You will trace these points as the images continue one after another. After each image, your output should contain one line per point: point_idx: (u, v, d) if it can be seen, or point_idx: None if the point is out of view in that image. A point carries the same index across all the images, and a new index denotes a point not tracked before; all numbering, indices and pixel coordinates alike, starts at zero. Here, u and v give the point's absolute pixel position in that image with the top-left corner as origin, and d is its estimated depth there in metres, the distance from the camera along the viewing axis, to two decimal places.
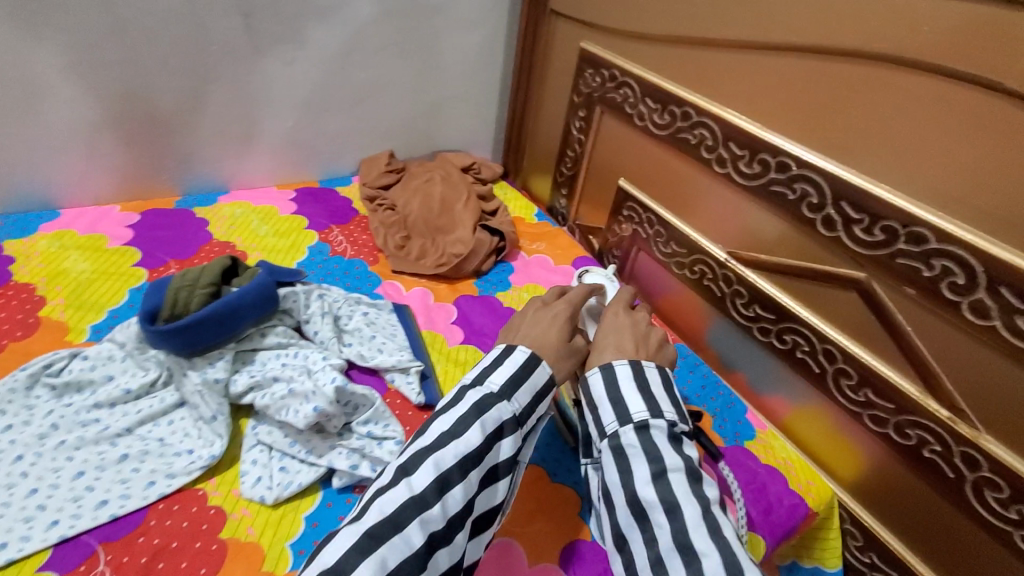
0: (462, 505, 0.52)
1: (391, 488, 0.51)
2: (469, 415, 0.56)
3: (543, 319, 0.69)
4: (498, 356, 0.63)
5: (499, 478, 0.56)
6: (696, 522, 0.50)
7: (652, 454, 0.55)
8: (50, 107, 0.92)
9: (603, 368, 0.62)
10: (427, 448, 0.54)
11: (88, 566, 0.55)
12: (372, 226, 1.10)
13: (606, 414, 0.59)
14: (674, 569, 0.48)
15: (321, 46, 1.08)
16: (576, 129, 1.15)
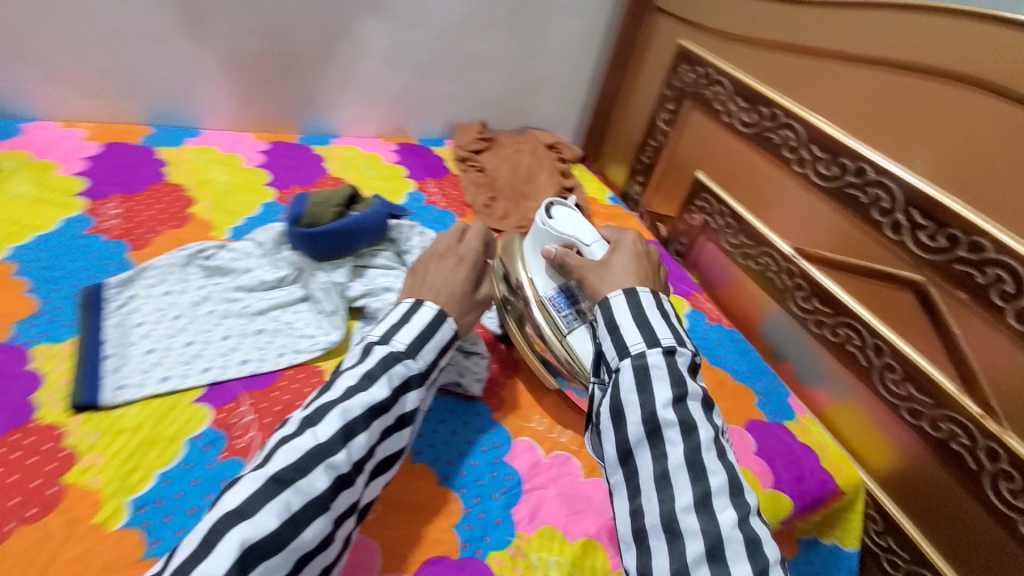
0: (364, 451, 0.54)
1: (299, 436, 0.52)
2: (375, 370, 0.58)
3: (447, 264, 0.71)
4: (403, 314, 0.64)
5: (402, 427, 0.59)
6: (708, 444, 0.54)
7: (676, 377, 0.56)
8: (208, 38, 1.03)
9: (629, 292, 0.64)
10: (335, 399, 0.55)
11: (233, 404, 0.68)
12: (464, 183, 1.20)
13: (631, 335, 0.60)
14: (681, 484, 0.52)
15: (444, 14, 1.17)
16: (662, 121, 1.23)
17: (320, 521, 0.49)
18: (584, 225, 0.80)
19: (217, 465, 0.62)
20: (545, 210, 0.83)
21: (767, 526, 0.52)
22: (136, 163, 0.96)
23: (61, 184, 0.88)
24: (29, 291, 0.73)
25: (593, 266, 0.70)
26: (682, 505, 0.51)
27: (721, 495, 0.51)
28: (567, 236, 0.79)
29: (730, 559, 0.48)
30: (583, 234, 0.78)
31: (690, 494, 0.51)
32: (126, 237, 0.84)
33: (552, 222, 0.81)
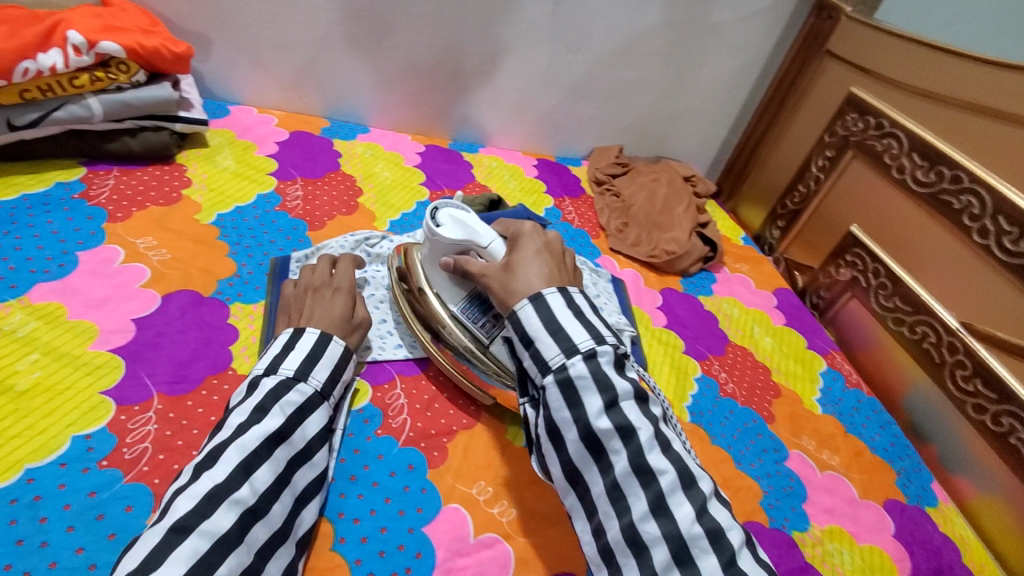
0: (271, 482, 0.52)
1: (195, 481, 0.48)
2: (267, 401, 0.55)
3: (324, 296, 0.69)
4: (286, 342, 0.62)
5: (313, 452, 0.57)
6: (650, 442, 0.50)
7: (602, 383, 0.51)
8: (388, 48, 1.11)
9: (535, 298, 0.55)
10: (227, 438, 0.52)
11: (389, 386, 0.72)
12: (599, 206, 1.21)
13: (549, 348, 0.53)
14: (633, 492, 0.49)
15: (605, 42, 1.18)
16: (817, 167, 1.19)
17: (236, 555, 0.46)
18: (474, 219, 0.67)
19: (375, 439, 0.67)
20: (431, 218, 0.69)
21: (725, 504, 0.51)
22: (315, 152, 1.07)
23: (258, 163, 1.00)
24: (231, 254, 0.82)
25: (496, 272, 0.60)
26: (639, 514, 0.49)
27: (675, 491, 0.49)
28: (462, 241, 0.66)
29: (695, 555, 0.47)
30: (479, 233, 0.66)
31: (644, 500, 0.49)
32: (305, 218, 0.93)
33: (442, 230, 0.67)
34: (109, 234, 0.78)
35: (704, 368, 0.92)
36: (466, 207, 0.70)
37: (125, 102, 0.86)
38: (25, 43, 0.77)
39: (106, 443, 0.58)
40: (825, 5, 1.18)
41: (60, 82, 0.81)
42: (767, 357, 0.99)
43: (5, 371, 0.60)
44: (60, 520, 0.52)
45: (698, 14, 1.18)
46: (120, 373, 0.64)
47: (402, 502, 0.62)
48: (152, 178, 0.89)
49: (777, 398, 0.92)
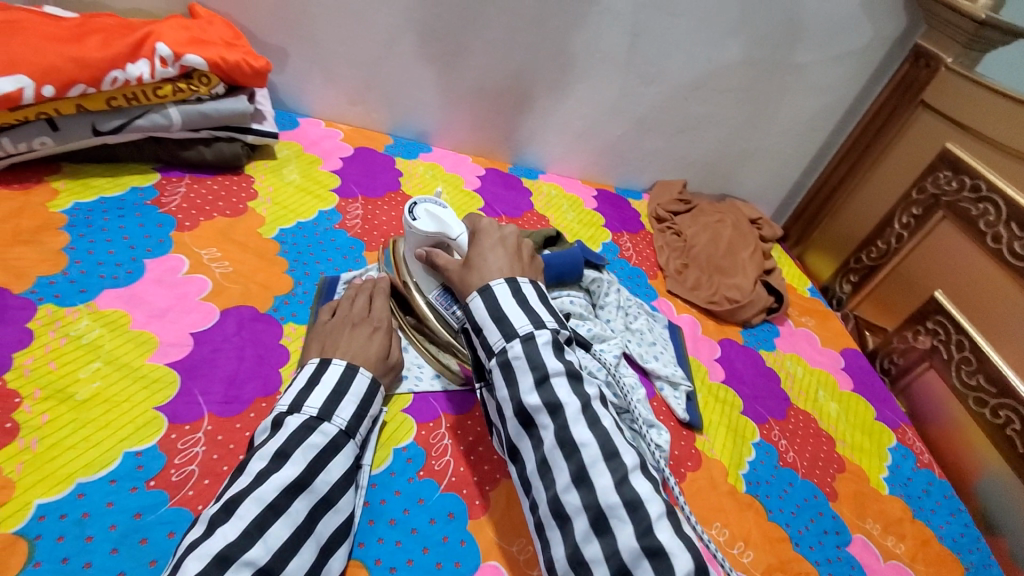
0: (286, 537, 0.50)
1: (208, 537, 0.47)
2: (288, 446, 0.55)
3: (362, 332, 0.69)
4: (311, 376, 0.61)
5: (336, 498, 0.56)
6: (576, 417, 0.53)
7: (534, 362, 0.55)
8: (460, 70, 1.10)
9: (483, 289, 0.59)
10: (246, 487, 0.51)
11: (434, 424, 0.70)
12: (658, 244, 1.16)
13: (492, 333, 0.57)
14: (558, 465, 0.52)
15: (680, 77, 1.14)
16: (899, 223, 1.12)
17: None
18: (448, 214, 0.71)
19: (417, 481, 0.65)
20: (409, 212, 0.72)
21: (652, 482, 0.52)
22: (377, 170, 1.07)
23: (321, 178, 1.00)
24: (288, 272, 0.82)
25: (456, 268, 0.65)
26: (562, 486, 0.51)
27: (597, 464, 0.51)
28: (435, 235, 0.70)
29: (613, 524, 0.49)
30: (451, 227, 0.70)
31: (567, 472, 0.51)
32: (363, 238, 0.93)
33: (417, 224, 0.71)
34: (176, 243, 0.80)
35: (763, 432, 0.87)
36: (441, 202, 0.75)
37: (204, 113, 0.88)
38: (117, 53, 0.80)
39: (155, 462, 0.58)
40: (923, 53, 1.11)
41: (145, 91, 0.84)
42: (832, 426, 0.92)
43: (69, 378, 0.61)
44: (104, 541, 0.52)
45: (781, 53, 1.13)
46: (174, 389, 0.64)
47: (440, 554, 0.60)
48: (221, 188, 0.90)
49: (840, 472, 0.86)
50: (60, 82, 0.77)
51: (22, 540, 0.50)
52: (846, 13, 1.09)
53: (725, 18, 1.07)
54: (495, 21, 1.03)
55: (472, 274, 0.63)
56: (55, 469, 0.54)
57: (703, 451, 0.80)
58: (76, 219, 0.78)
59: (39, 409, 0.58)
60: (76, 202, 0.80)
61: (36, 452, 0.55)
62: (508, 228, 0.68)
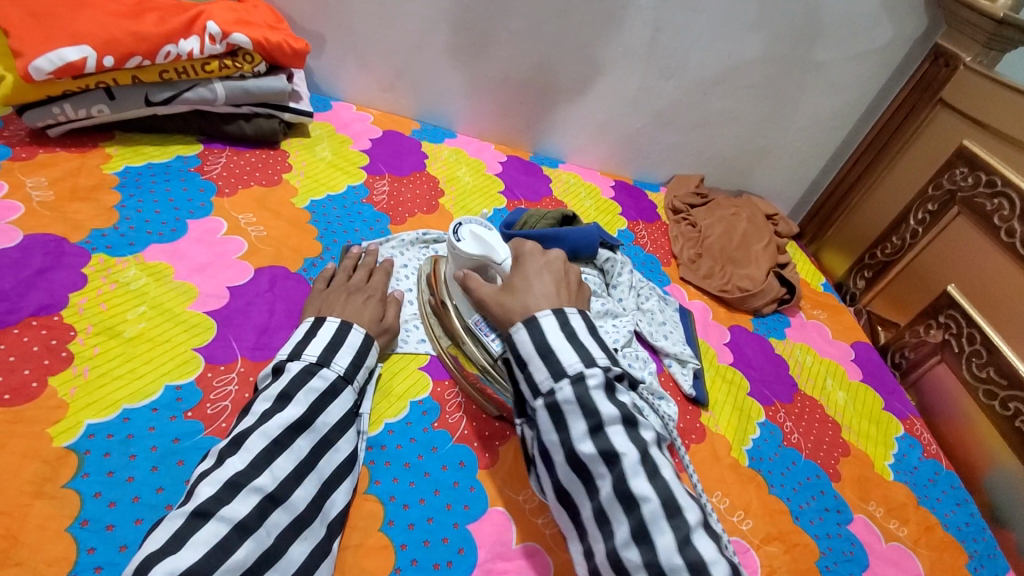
0: (290, 470, 0.54)
1: (219, 467, 0.51)
2: (291, 390, 0.58)
3: (360, 296, 0.73)
4: (307, 331, 0.64)
5: (336, 437, 0.59)
6: (634, 468, 0.52)
7: (587, 408, 0.54)
8: (486, 59, 1.14)
9: (529, 320, 0.58)
10: (252, 425, 0.55)
11: (449, 382, 0.74)
12: (673, 234, 1.19)
13: (540, 370, 0.56)
14: (617, 519, 0.52)
15: (700, 71, 1.17)
16: (914, 220, 1.13)
17: (254, 539, 0.49)
18: (493, 237, 0.71)
19: (431, 432, 0.68)
20: (454, 233, 0.73)
21: (715, 538, 0.51)
22: (404, 152, 1.12)
23: (351, 157, 1.06)
24: (318, 238, 0.87)
25: (496, 292, 0.64)
26: (621, 541, 0.51)
27: (658, 520, 0.50)
28: (478, 257, 0.70)
29: None
30: (495, 251, 0.70)
31: (627, 527, 0.51)
32: (388, 212, 0.97)
33: (462, 245, 0.71)
34: (216, 207, 0.85)
35: (769, 413, 0.88)
36: (486, 225, 0.75)
37: (246, 90, 0.94)
38: (170, 29, 0.85)
39: (193, 396, 0.63)
40: (943, 52, 1.12)
41: (194, 66, 0.90)
42: (839, 413, 0.94)
43: (117, 318, 0.67)
44: (146, 460, 0.56)
45: (801, 50, 1.15)
46: (211, 334, 0.69)
47: (450, 496, 0.63)
48: (258, 160, 0.96)
49: (845, 456, 0.87)
50: (119, 54, 0.83)
51: (73, 454, 0.55)
52: (866, 13, 1.11)
53: (745, 14, 1.09)
54: (522, 13, 1.08)
55: (515, 298, 0.62)
56: (104, 395, 0.60)
57: (708, 426, 0.82)
58: (126, 180, 0.84)
59: (91, 342, 0.63)
60: (126, 165, 0.87)
61: (87, 379, 0.60)
62: (553, 254, 0.68)
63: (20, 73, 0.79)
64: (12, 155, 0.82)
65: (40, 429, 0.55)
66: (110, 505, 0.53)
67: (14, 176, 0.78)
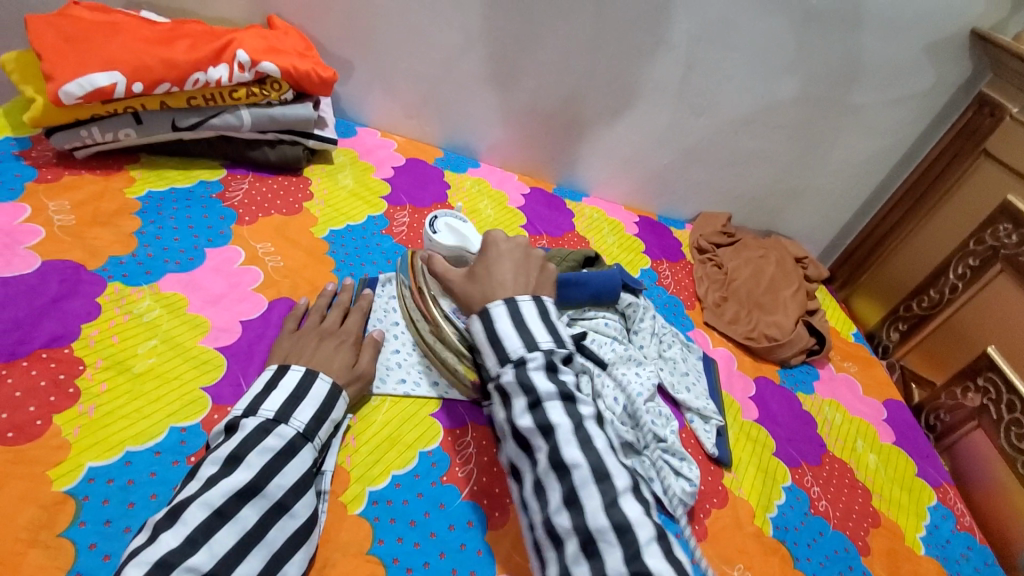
0: (230, 546, 0.51)
1: (150, 544, 0.48)
2: (240, 450, 0.55)
3: (341, 341, 0.70)
4: (269, 382, 0.62)
5: (291, 503, 0.56)
6: (568, 439, 0.55)
7: (526, 387, 0.57)
8: (514, 90, 1.13)
9: (481, 312, 0.61)
10: (194, 492, 0.52)
11: (461, 431, 0.71)
12: (698, 275, 1.15)
13: (488, 357, 0.59)
14: (550, 486, 0.54)
15: (732, 110, 1.14)
16: (954, 274, 1.08)
17: None
18: (466, 229, 0.81)
19: (439, 486, 0.65)
20: (430, 225, 0.81)
21: (643, 501, 0.53)
22: (426, 181, 1.10)
23: (373, 185, 1.04)
24: (335, 271, 0.86)
25: (460, 279, 0.67)
26: (553, 507, 0.53)
27: (588, 486, 0.53)
28: (454, 248, 0.79)
29: (603, 548, 0.50)
30: (469, 243, 0.80)
31: (559, 494, 0.53)
32: (408, 245, 0.96)
33: (438, 237, 0.80)
34: (235, 236, 0.84)
35: (796, 476, 0.84)
36: (458, 219, 0.85)
37: (272, 117, 0.94)
38: (200, 56, 0.86)
39: (198, 439, 0.61)
40: (988, 101, 1.07)
41: (222, 93, 0.89)
42: (869, 478, 0.88)
43: (128, 352, 0.66)
44: (144, 508, 0.55)
45: (838, 92, 1.11)
46: (221, 372, 0.67)
47: (456, 560, 0.60)
48: (280, 188, 0.95)
49: (875, 527, 0.82)
50: (148, 80, 0.83)
51: (71, 499, 0.53)
52: (907, 57, 1.07)
53: (781, 54, 1.07)
54: (552, 46, 1.06)
55: (477, 288, 0.65)
56: (107, 435, 0.58)
57: (730, 489, 0.78)
58: (148, 206, 0.84)
59: (99, 377, 0.62)
60: (149, 190, 0.86)
61: (92, 418, 0.59)
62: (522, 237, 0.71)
63: (50, 97, 0.79)
64: (38, 178, 0.82)
65: (40, 471, 0.54)
66: (104, 559, 0.51)
67: (37, 199, 0.79)
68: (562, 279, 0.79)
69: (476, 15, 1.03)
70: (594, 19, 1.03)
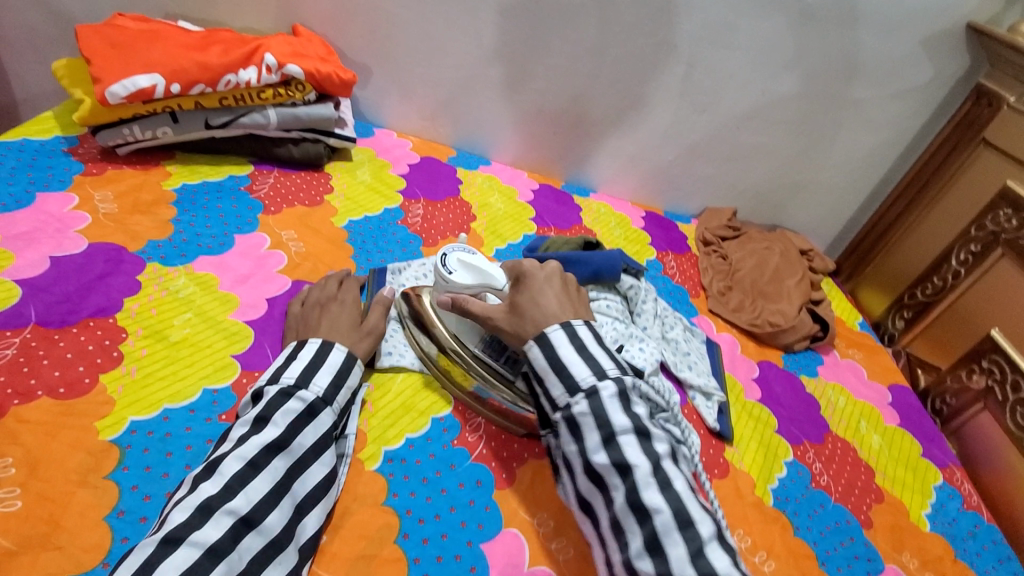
0: (264, 495, 0.54)
1: (191, 493, 0.51)
2: (267, 413, 0.58)
3: (339, 307, 0.74)
4: (288, 355, 0.65)
5: (312, 459, 0.59)
6: (647, 480, 0.54)
7: (600, 419, 0.57)
8: (523, 91, 1.19)
9: (540, 338, 0.63)
10: (227, 449, 0.55)
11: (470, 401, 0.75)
12: (703, 266, 1.18)
13: (556, 386, 0.61)
14: (630, 529, 0.54)
15: (733, 107, 1.18)
16: (957, 260, 1.11)
17: (226, 564, 0.49)
18: (481, 262, 0.74)
19: (450, 449, 0.69)
20: (442, 263, 0.74)
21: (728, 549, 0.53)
22: (440, 178, 1.16)
23: (389, 181, 1.10)
24: (353, 257, 0.91)
25: (504, 316, 0.67)
26: (636, 552, 0.53)
27: (670, 532, 0.52)
28: (475, 285, 0.73)
29: None
30: (492, 277, 0.73)
31: (641, 538, 0.53)
32: (422, 234, 1.01)
33: (455, 276, 0.73)
34: (262, 224, 0.90)
35: (797, 453, 0.86)
36: (467, 250, 0.78)
37: (296, 115, 1.00)
38: (232, 60, 0.93)
39: (228, 400, 0.66)
40: (985, 91, 1.10)
41: (251, 94, 0.97)
42: (873, 457, 0.90)
43: (165, 323, 0.71)
44: (180, 457, 0.60)
45: (837, 88, 1.15)
46: (249, 342, 0.73)
47: (466, 514, 0.64)
48: (303, 182, 1.02)
49: (878, 503, 0.83)
50: (184, 82, 0.91)
51: (116, 447, 0.58)
52: (903, 53, 1.10)
53: (779, 53, 1.11)
54: (558, 49, 1.12)
55: (526, 322, 0.65)
56: (147, 394, 0.63)
57: (732, 461, 0.81)
58: (183, 196, 0.91)
59: (140, 344, 0.68)
60: (184, 183, 0.93)
61: (134, 379, 0.64)
62: (549, 266, 0.71)
63: (97, 98, 0.87)
64: (84, 171, 0.89)
65: (89, 423, 0.59)
66: (145, 499, 0.56)
67: (84, 190, 0.86)
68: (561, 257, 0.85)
69: (487, 19, 1.09)
70: (598, 23, 1.08)
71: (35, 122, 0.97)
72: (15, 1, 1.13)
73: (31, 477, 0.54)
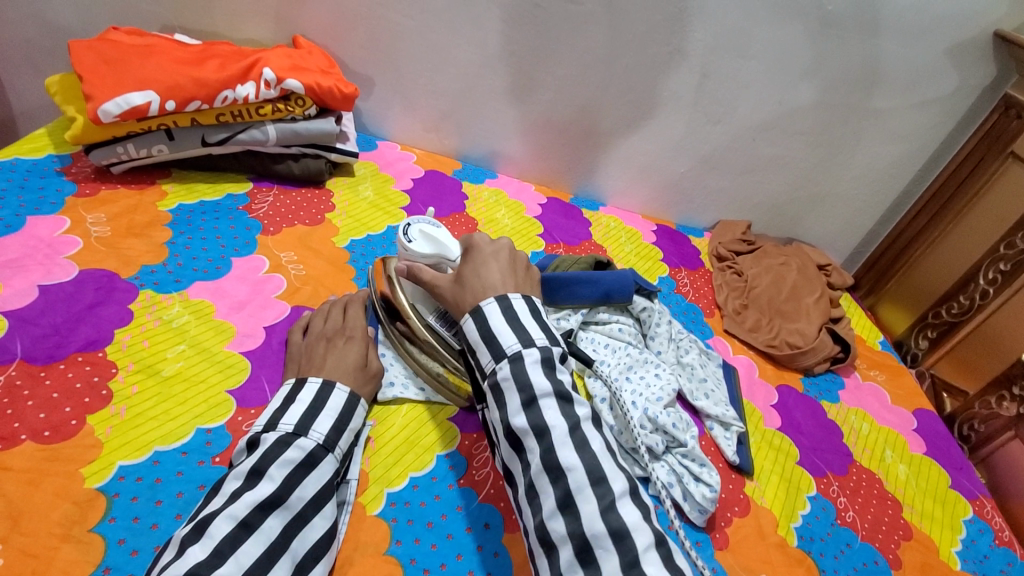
0: (257, 558, 0.50)
1: (178, 558, 0.47)
2: (262, 463, 0.54)
3: (345, 342, 0.70)
4: (286, 397, 0.62)
5: (310, 514, 0.55)
6: (563, 440, 0.52)
7: (522, 383, 0.54)
8: (530, 103, 1.15)
9: (475, 310, 0.59)
10: (218, 507, 0.51)
11: (477, 435, 0.71)
12: (717, 283, 1.14)
13: (483, 355, 0.57)
14: (544, 490, 0.51)
15: (748, 117, 1.14)
16: (985, 279, 1.07)
17: None
18: (443, 236, 0.74)
19: (456, 489, 0.66)
20: (404, 233, 0.74)
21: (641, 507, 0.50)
22: (444, 192, 1.12)
23: (392, 197, 1.07)
24: (355, 279, 0.88)
25: (448, 285, 0.65)
26: (548, 512, 0.50)
27: (583, 489, 0.50)
28: (433, 255, 0.72)
29: (599, 556, 0.47)
30: (449, 249, 0.72)
31: (553, 498, 0.50)
32: None
33: (414, 245, 0.73)
34: (260, 245, 0.87)
35: (820, 486, 0.82)
36: (434, 225, 0.77)
37: (295, 131, 0.97)
38: (229, 75, 0.90)
39: (222, 440, 0.63)
40: (1014, 102, 1.05)
41: (249, 109, 0.93)
42: (900, 490, 0.86)
43: (157, 356, 0.68)
44: (170, 506, 0.56)
45: (857, 97, 1.11)
46: (245, 375, 0.69)
47: (472, 563, 0.60)
48: (304, 200, 0.98)
49: (907, 541, 0.79)
50: (180, 98, 0.88)
51: (102, 496, 0.55)
52: (927, 61, 1.06)
53: (797, 62, 1.07)
54: (567, 59, 1.08)
55: (465, 292, 0.62)
56: (136, 436, 0.60)
57: (753, 497, 0.77)
58: (179, 218, 0.87)
59: (130, 380, 0.65)
60: (180, 203, 0.90)
61: (123, 419, 0.61)
62: (501, 241, 0.66)
63: (90, 116, 0.84)
64: (77, 192, 0.86)
65: (74, 469, 0.56)
66: (131, 554, 0.52)
67: (76, 212, 0.83)
68: (573, 277, 0.79)
69: (494, 29, 1.06)
70: (609, 31, 1.04)
71: (28, 140, 0.94)
72: (12, 14, 1.11)
73: (12, 531, 0.51)
